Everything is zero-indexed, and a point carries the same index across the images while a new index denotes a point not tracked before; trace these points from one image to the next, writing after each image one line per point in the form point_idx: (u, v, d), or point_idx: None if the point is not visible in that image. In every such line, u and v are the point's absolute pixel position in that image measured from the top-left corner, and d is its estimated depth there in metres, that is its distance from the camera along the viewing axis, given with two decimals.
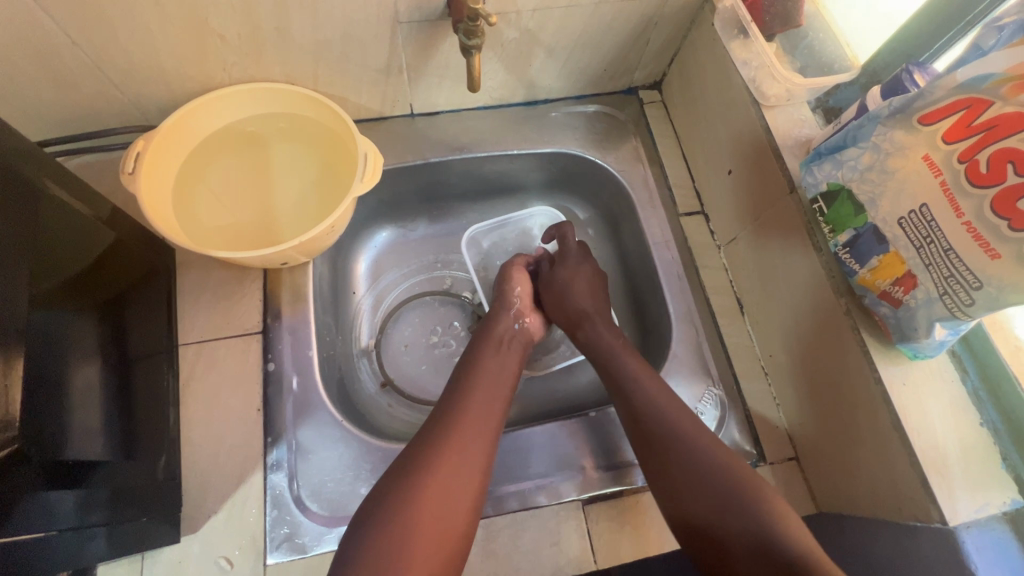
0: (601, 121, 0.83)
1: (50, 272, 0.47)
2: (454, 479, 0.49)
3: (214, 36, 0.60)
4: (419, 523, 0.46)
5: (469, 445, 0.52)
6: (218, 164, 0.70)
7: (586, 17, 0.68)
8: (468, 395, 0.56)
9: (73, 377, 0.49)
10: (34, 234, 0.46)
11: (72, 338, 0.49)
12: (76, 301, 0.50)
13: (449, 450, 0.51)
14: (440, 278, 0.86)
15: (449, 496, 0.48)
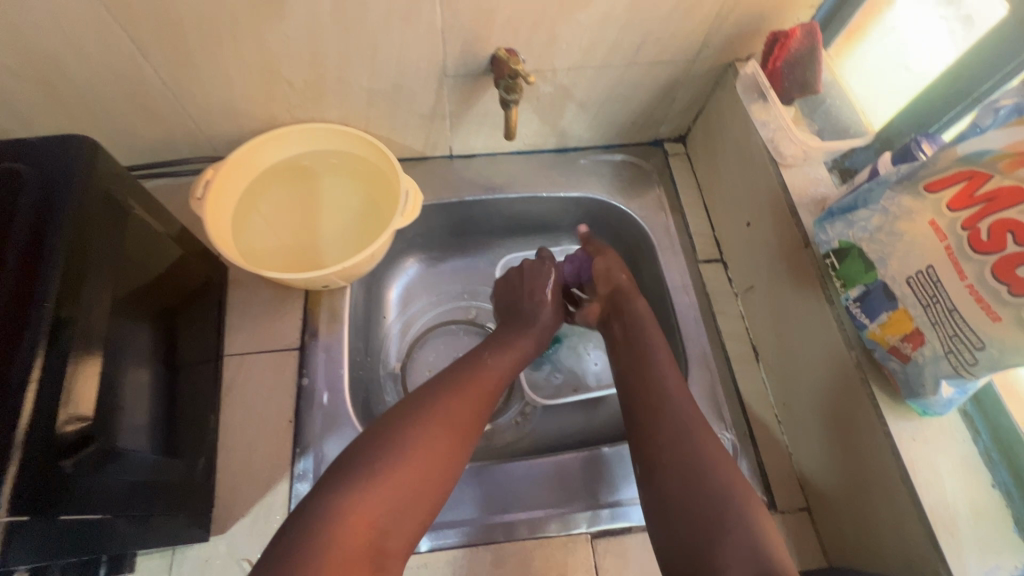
0: (627, 169, 0.88)
1: (125, 285, 0.53)
2: (444, 454, 0.53)
3: (284, 82, 0.68)
4: (416, 454, 0.52)
5: (466, 422, 0.57)
6: (272, 192, 0.76)
7: (615, 77, 0.75)
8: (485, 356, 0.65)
9: (136, 378, 0.54)
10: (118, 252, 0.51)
11: (138, 345, 0.54)
12: (142, 310, 0.55)
13: (461, 401, 0.57)
14: (466, 309, 0.90)
15: (438, 465, 0.53)
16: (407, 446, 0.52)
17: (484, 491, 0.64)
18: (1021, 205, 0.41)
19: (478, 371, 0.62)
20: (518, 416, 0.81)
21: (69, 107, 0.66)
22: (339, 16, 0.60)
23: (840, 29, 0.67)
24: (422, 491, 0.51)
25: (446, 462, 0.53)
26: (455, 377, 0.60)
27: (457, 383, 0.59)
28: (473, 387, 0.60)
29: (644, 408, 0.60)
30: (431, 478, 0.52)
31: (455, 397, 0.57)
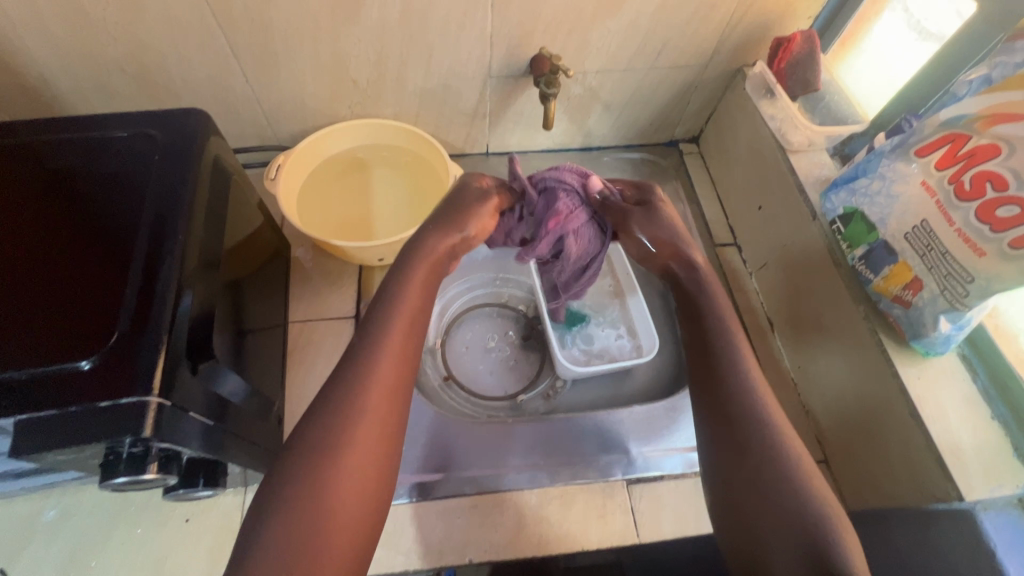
0: (646, 166, 0.97)
1: (236, 242, 0.60)
2: (361, 483, 0.48)
3: (350, 80, 0.77)
4: (329, 497, 0.46)
5: (369, 436, 0.49)
6: (331, 181, 0.86)
7: (637, 79, 0.84)
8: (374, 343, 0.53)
9: (240, 324, 0.60)
10: (230, 211, 0.59)
11: (242, 295, 0.61)
12: (245, 266, 0.63)
13: (359, 417, 0.49)
14: (499, 293, 0.97)
15: (357, 499, 0.47)
16: (313, 488, 0.46)
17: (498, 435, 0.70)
18: (996, 157, 0.49)
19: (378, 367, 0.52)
20: (549, 389, 0.88)
21: (163, 100, 0.76)
22: (405, 21, 0.70)
23: (834, 38, 0.79)
24: (344, 525, 0.46)
25: (362, 495, 0.47)
26: (350, 376, 0.51)
27: (356, 389, 0.50)
28: (377, 395, 0.51)
29: (720, 418, 0.53)
30: (365, 509, 0.48)
31: (358, 411, 0.49)
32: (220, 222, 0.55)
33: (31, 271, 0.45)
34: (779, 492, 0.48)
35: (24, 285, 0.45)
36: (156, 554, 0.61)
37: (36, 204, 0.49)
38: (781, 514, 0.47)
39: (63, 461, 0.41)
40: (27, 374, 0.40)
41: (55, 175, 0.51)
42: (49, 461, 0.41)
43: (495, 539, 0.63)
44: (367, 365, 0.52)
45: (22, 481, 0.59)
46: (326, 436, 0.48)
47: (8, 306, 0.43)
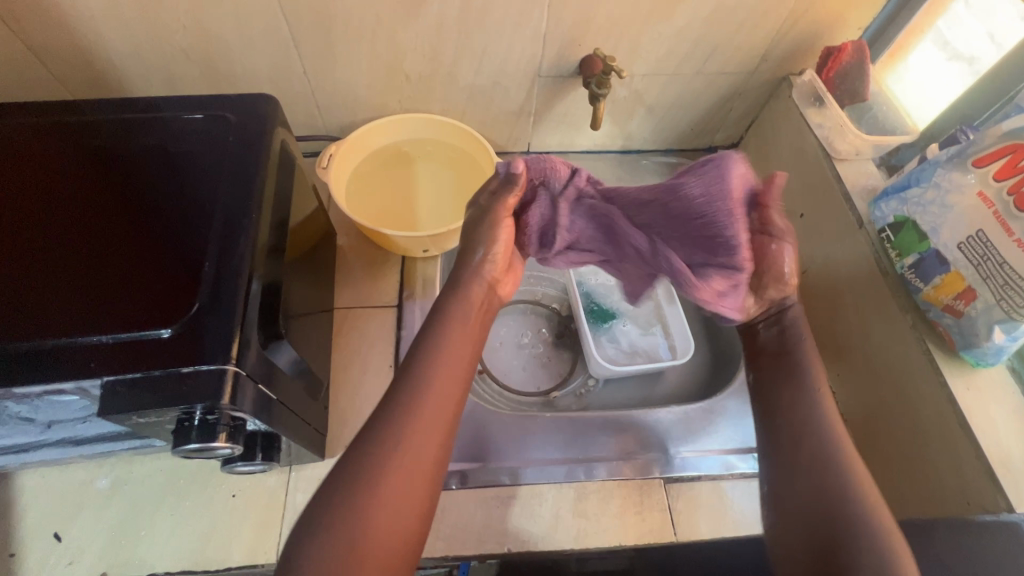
0: (685, 171, 0.98)
1: (294, 225, 0.62)
2: (420, 463, 0.50)
3: (403, 74, 0.79)
4: (394, 476, 0.48)
5: (427, 425, 0.51)
6: (378, 173, 0.87)
7: (682, 84, 0.85)
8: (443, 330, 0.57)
9: (295, 306, 0.62)
10: (291, 194, 0.60)
11: (297, 277, 0.63)
12: (300, 249, 0.64)
13: (420, 411, 0.51)
14: (532, 291, 0.98)
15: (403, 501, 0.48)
16: (380, 469, 0.48)
17: (537, 425, 0.72)
18: None
19: (436, 366, 0.54)
20: (581, 387, 0.89)
21: (222, 87, 0.78)
22: (464, 18, 0.72)
23: (885, 48, 0.79)
24: (403, 495, 0.48)
25: (421, 469, 0.50)
26: (418, 363, 0.54)
27: (421, 374, 0.53)
28: (444, 365, 0.54)
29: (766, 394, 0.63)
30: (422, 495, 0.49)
31: (421, 389, 0.52)
32: (286, 205, 0.57)
33: (117, 241, 0.48)
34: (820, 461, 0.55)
35: (111, 252, 0.47)
36: (204, 527, 0.62)
37: (120, 180, 0.52)
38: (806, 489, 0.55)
39: (141, 423, 0.43)
40: (112, 338, 0.42)
41: (140, 152, 0.54)
42: (129, 423, 0.43)
43: (534, 529, 0.64)
44: (437, 352, 0.55)
45: (81, 448, 0.61)
46: (393, 414, 0.51)
47: (97, 271, 0.46)
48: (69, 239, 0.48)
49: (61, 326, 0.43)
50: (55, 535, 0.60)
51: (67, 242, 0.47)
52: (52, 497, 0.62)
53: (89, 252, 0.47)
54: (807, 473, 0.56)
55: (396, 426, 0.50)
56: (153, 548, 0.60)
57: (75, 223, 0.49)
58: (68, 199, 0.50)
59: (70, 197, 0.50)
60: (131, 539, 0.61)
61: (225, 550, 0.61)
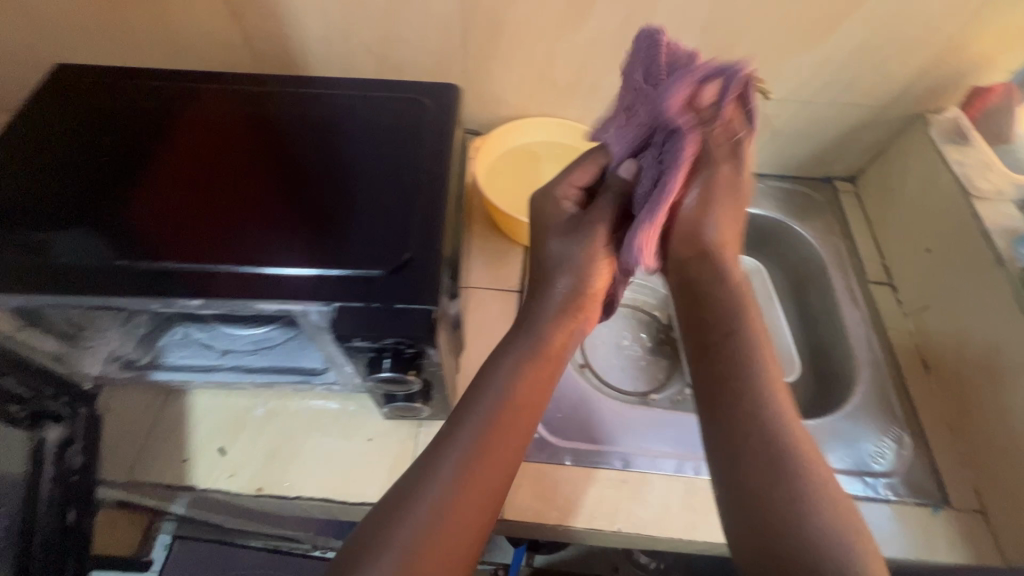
0: (800, 197, 0.99)
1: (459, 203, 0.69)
2: (497, 465, 0.51)
3: (549, 81, 0.86)
4: (473, 473, 0.50)
5: (506, 430, 0.53)
6: (508, 167, 0.94)
7: (813, 112, 0.88)
8: (540, 324, 0.59)
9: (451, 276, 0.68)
10: (461, 175, 0.67)
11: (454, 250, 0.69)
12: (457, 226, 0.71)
13: (505, 413, 0.53)
14: (635, 296, 1.02)
15: (472, 514, 0.48)
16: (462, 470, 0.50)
17: (647, 420, 0.75)
18: None
19: (541, 346, 0.58)
20: (677, 394, 0.92)
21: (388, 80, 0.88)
22: (619, 34, 0.78)
23: None
24: (478, 492, 0.49)
25: (494, 471, 0.51)
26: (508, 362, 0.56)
27: (509, 370, 0.55)
28: (532, 369, 0.56)
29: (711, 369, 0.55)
30: (493, 496, 0.50)
31: (509, 384, 0.55)
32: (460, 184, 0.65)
33: (323, 196, 0.57)
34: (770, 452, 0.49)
35: (321, 205, 0.56)
36: (344, 463, 0.68)
37: (326, 143, 0.62)
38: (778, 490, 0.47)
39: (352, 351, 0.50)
40: (334, 270, 0.51)
41: (343, 126, 0.63)
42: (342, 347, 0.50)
43: (644, 514, 0.66)
44: (534, 344, 0.58)
45: (251, 376, 0.69)
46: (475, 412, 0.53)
47: (308, 220, 0.55)
48: (285, 192, 0.58)
49: (291, 256, 0.52)
50: (219, 450, 0.69)
51: (285, 196, 0.57)
52: (219, 417, 0.71)
53: (309, 199, 0.57)
54: (714, 399, 0.53)
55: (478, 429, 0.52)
56: (299, 475, 0.67)
57: (291, 181, 0.59)
58: (284, 162, 0.61)
59: (287, 161, 0.61)
60: (282, 464, 0.68)
61: (361, 488, 0.67)
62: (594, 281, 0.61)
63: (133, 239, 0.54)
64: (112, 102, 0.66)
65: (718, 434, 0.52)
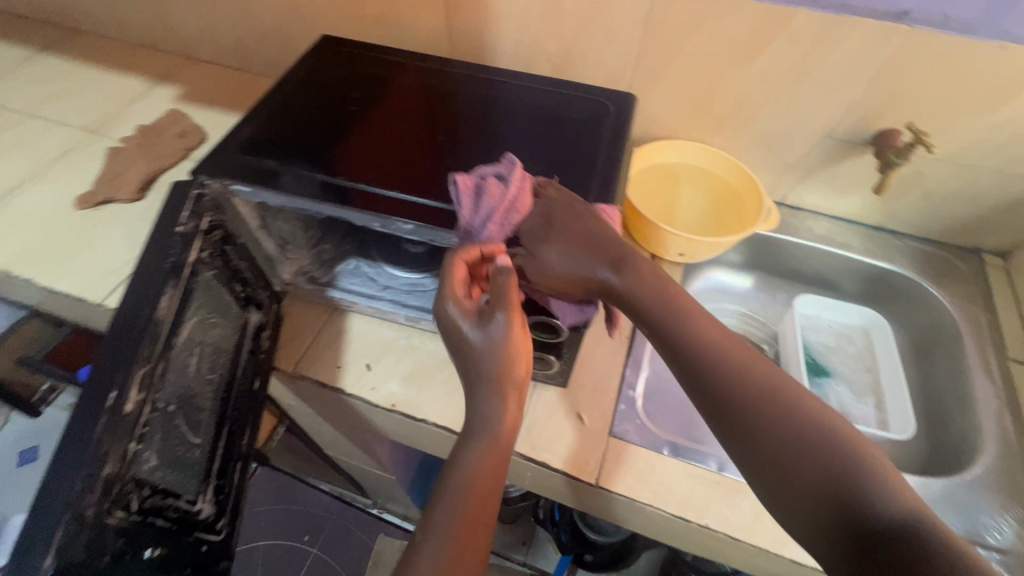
0: (941, 262, 0.97)
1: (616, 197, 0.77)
2: (494, 463, 0.56)
3: (707, 109, 0.93)
4: (467, 486, 0.54)
5: (487, 438, 0.57)
6: (647, 182, 1.00)
7: (973, 178, 0.87)
8: (475, 347, 0.57)
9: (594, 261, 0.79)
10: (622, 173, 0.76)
11: None
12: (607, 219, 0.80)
13: (484, 429, 0.57)
14: (745, 324, 1.07)
15: (473, 525, 0.53)
16: (457, 485, 0.55)
17: None
18: None
19: (503, 371, 0.56)
20: None
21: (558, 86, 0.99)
22: (787, 74, 0.84)
23: None
24: (478, 500, 0.54)
25: (495, 473, 0.56)
26: (478, 363, 0.57)
27: (474, 388, 0.58)
28: (516, 368, 0.57)
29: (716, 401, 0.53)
30: (489, 490, 0.55)
31: (482, 391, 0.57)
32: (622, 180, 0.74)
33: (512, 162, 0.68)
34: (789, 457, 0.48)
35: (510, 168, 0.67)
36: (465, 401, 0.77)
37: (519, 121, 0.73)
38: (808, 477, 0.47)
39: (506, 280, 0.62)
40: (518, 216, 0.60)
41: (536, 112, 0.74)
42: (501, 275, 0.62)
43: (734, 518, 0.69)
44: (488, 353, 0.56)
45: (404, 309, 0.81)
46: (471, 424, 0.58)
47: None
48: (483, 152, 0.69)
49: None
50: (366, 365, 0.81)
51: (483, 154, 0.68)
52: (370, 338, 0.83)
53: (499, 159, 0.67)
54: (780, 478, 0.48)
55: (468, 437, 0.57)
56: (427, 401, 0.78)
57: (488, 145, 0.70)
58: (483, 130, 0.72)
59: (487, 129, 0.72)
60: (416, 388, 0.79)
61: None
62: (516, 369, 0.57)
63: (359, 165, 0.66)
64: (359, 66, 0.82)
65: (773, 489, 0.49)
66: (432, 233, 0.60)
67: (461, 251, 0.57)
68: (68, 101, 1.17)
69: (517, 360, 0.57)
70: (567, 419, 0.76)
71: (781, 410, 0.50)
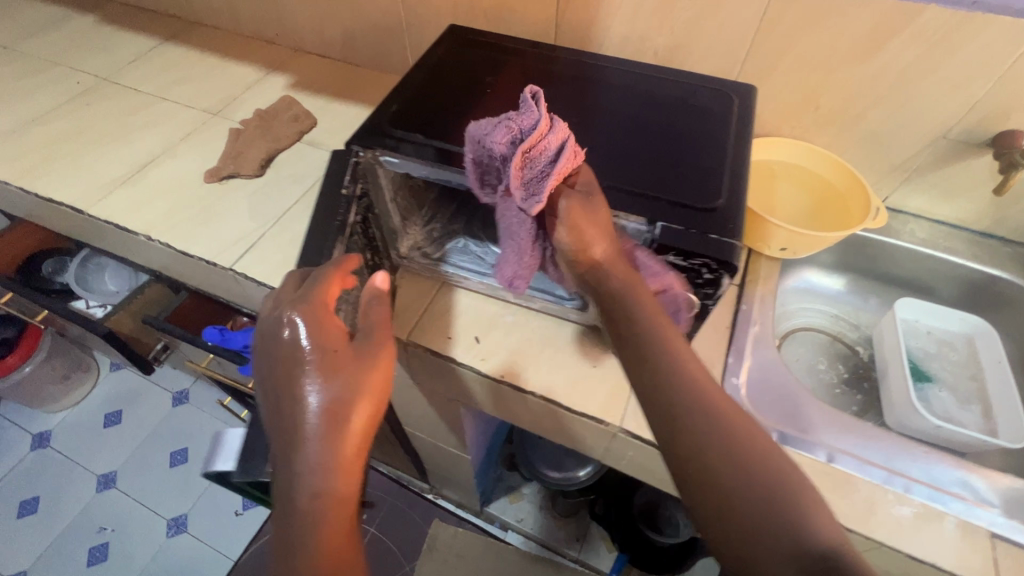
0: None
1: None
2: (341, 504, 0.57)
3: (813, 106, 0.93)
4: (307, 535, 0.55)
5: (302, 443, 0.57)
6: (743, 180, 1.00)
7: None
8: (290, 406, 0.59)
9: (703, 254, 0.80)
10: None
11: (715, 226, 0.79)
12: None
13: (291, 420, 0.58)
14: (837, 326, 1.06)
15: (338, 532, 0.56)
16: (295, 499, 0.57)
17: (853, 428, 0.78)
18: None
19: (282, 363, 0.60)
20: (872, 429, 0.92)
21: None
22: (905, 72, 0.84)
23: None
24: (336, 516, 0.57)
25: (349, 467, 0.58)
26: (293, 411, 0.58)
27: (285, 420, 0.59)
28: (312, 421, 0.58)
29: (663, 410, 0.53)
30: (345, 497, 0.57)
31: (287, 400, 0.59)
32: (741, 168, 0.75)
33: (640, 144, 0.70)
34: (735, 502, 0.47)
35: (638, 150, 0.69)
36: (572, 378, 0.80)
37: (642, 108, 0.76)
38: (750, 503, 0.47)
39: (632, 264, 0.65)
40: (654, 195, 0.63)
41: (658, 100, 0.77)
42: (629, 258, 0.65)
43: (845, 507, 0.69)
44: (293, 413, 0.58)
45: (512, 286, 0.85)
46: (303, 468, 0.57)
47: (629, 158, 0.68)
48: (610, 135, 0.72)
49: (616, 179, 0.65)
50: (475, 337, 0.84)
51: (610, 137, 0.71)
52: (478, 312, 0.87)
53: (627, 143, 0.70)
54: (726, 524, 0.47)
55: (289, 452, 0.58)
56: (535, 375, 0.80)
57: (614, 129, 0.73)
58: (608, 115, 0.75)
59: (611, 114, 0.75)
60: (524, 361, 0.82)
61: (583, 401, 0.78)
62: (352, 415, 0.59)
63: None
64: (487, 57, 0.87)
65: (714, 525, 0.48)
66: None
67: (341, 264, 0.65)
68: (191, 86, 1.26)
69: (342, 407, 0.59)
70: None
71: (725, 415, 0.51)
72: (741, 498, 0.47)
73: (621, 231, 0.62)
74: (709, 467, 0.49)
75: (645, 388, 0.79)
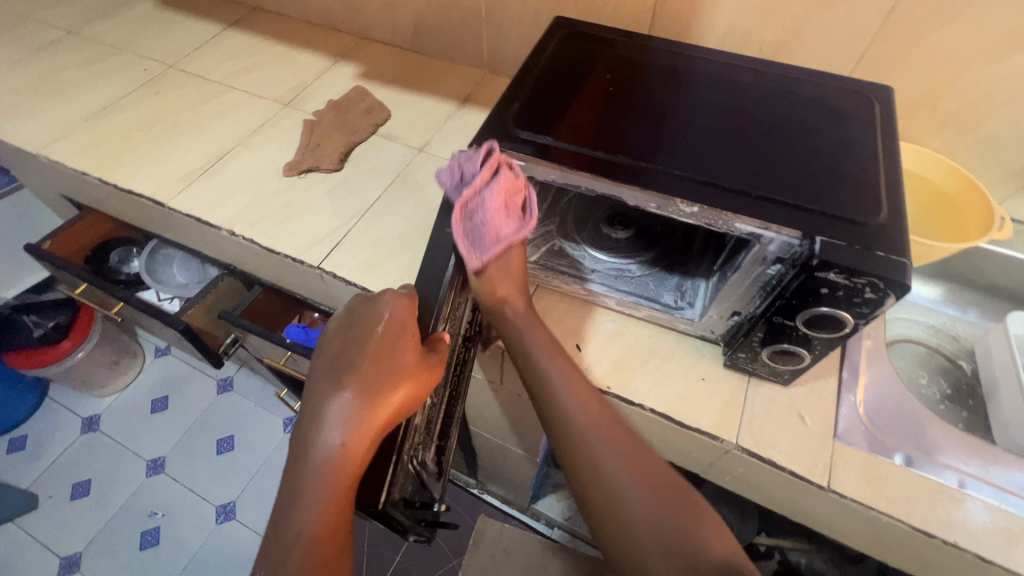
0: None
1: None
2: (341, 494, 0.53)
3: (931, 107, 0.88)
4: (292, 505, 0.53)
5: (322, 446, 0.53)
6: None
7: None
8: (318, 414, 0.55)
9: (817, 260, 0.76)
10: None
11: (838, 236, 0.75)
12: None
13: (316, 422, 0.54)
14: (936, 337, 1.01)
15: (328, 509, 0.52)
16: (301, 500, 0.52)
17: (977, 450, 0.75)
18: None
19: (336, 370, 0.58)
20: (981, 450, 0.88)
21: None
22: None
23: None
24: (309, 550, 0.51)
25: (315, 546, 0.51)
26: (313, 412, 0.55)
27: (313, 421, 0.55)
28: (349, 431, 0.54)
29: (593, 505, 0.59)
30: (344, 492, 0.53)
31: (320, 415, 0.55)
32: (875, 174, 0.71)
33: (774, 147, 0.66)
34: (644, 507, 0.56)
35: (774, 153, 0.65)
36: (680, 391, 0.77)
37: (770, 108, 0.71)
38: (660, 535, 0.55)
39: (775, 277, 0.60)
40: (802, 205, 0.59)
41: (785, 100, 0.73)
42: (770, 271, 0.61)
43: (980, 537, 0.66)
44: (319, 422, 0.54)
45: (614, 290, 0.81)
46: (317, 457, 0.53)
47: (767, 162, 0.64)
48: (741, 137, 0.68)
49: (757, 185, 0.61)
50: (576, 345, 0.81)
51: (742, 139, 0.67)
52: (575, 319, 0.84)
53: (760, 147, 0.66)
54: (621, 523, 0.56)
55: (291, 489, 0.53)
56: (642, 387, 0.78)
57: (743, 130, 0.68)
58: (735, 115, 0.71)
59: (737, 114, 0.71)
60: (628, 371, 0.79)
61: (694, 416, 0.75)
62: (364, 423, 0.54)
63: (622, 146, 0.67)
64: (595, 50, 0.82)
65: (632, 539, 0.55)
66: (714, 217, 0.60)
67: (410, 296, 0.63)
68: (260, 74, 1.24)
69: (382, 418, 0.55)
70: (787, 418, 0.74)
71: (606, 436, 0.61)
72: (622, 488, 0.57)
73: (765, 246, 0.59)
74: (624, 493, 0.57)
75: (758, 404, 0.76)
